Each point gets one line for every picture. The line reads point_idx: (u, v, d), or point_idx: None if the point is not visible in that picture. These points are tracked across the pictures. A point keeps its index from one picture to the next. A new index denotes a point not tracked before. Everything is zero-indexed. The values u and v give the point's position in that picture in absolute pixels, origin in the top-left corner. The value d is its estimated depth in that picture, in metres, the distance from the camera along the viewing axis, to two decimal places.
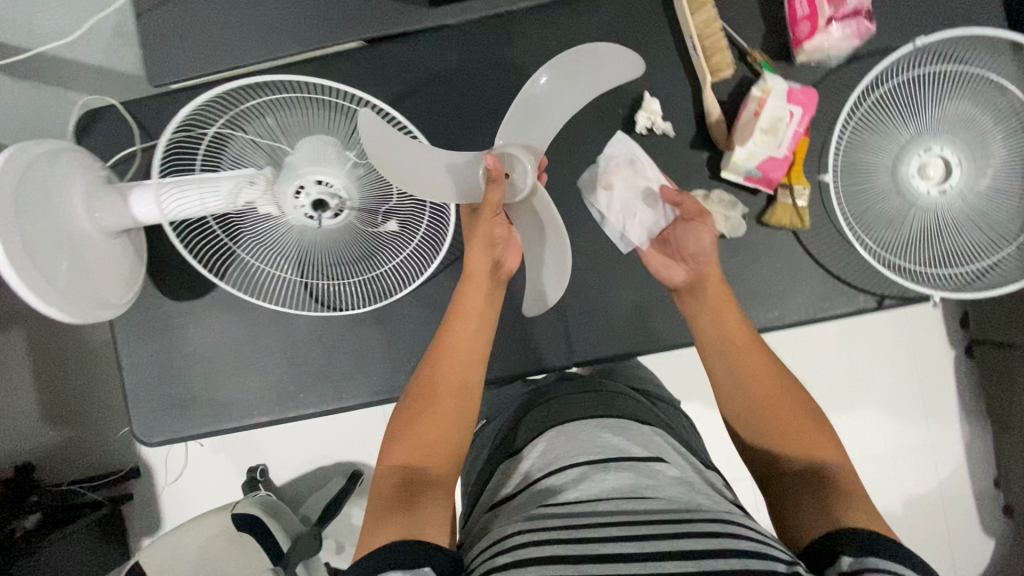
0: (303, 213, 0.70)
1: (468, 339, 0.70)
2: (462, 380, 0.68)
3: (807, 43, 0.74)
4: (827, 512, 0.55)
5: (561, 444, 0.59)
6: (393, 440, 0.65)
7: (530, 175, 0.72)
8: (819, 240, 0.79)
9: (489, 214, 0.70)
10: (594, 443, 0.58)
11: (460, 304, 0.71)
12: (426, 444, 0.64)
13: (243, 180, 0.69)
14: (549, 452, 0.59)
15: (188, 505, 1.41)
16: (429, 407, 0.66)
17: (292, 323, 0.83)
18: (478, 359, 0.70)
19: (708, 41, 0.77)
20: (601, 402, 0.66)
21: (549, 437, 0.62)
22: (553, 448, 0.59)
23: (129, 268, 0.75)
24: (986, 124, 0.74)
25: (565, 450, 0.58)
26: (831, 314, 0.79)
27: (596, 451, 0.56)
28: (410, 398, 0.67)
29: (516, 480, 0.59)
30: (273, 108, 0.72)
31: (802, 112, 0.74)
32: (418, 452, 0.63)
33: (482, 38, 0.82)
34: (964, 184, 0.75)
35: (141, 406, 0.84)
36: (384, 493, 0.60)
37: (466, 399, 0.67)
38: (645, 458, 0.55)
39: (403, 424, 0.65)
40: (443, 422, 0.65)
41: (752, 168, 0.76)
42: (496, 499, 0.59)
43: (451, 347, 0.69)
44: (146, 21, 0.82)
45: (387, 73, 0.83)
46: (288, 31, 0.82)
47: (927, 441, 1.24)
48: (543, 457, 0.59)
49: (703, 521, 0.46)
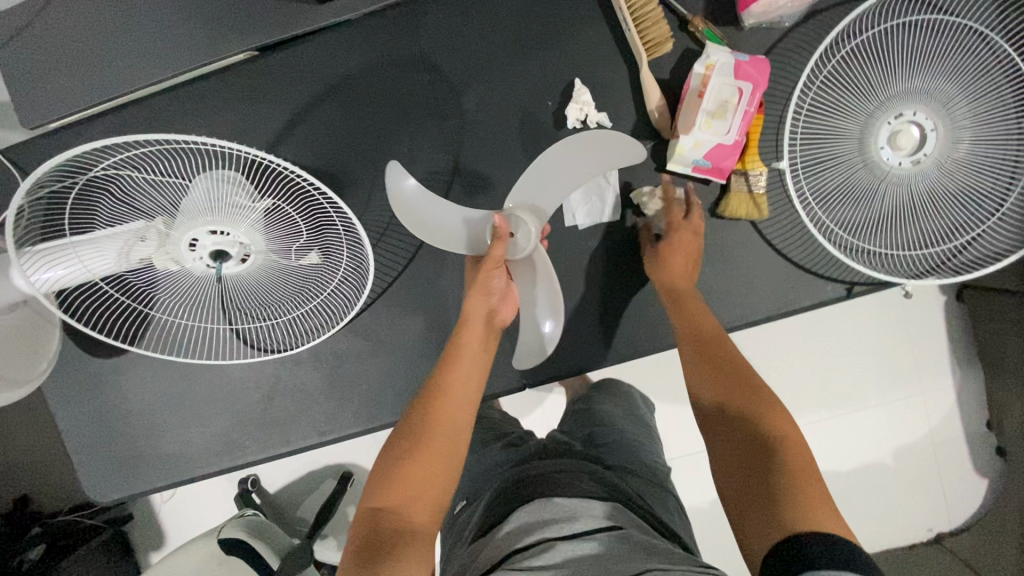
0: (204, 264, 0.64)
1: (456, 380, 0.62)
2: (449, 424, 0.59)
3: (754, 6, 0.63)
4: (776, 512, 0.45)
5: (530, 517, 0.50)
6: (373, 481, 0.57)
7: (534, 236, 0.64)
8: (780, 228, 0.71)
9: (490, 266, 0.64)
10: (572, 509, 0.50)
11: (456, 350, 0.64)
12: (409, 490, 0.55)
13: (129, 238, 0.60)
14: (517, 530, 0.50)
15: (186, 519, 1.44)
16: (414, 450, 0.57)
17: (226, 370, 0.78)
18: (471, 403, 0.62)
19: (641, 11, 0.67)
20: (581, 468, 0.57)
21: (523, 509, 0.52)
22: (523, 522, 0.50)
23: (37, 336, 0.70)
24: (964, 80, 0.65)
25: (535, 520, 0.50)
26: (796, 307, 0.73)
27: (558, 523, 0.48)
28: (397, 437, 0.59)
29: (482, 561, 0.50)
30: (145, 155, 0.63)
31: (752, 88, 0.64)
32: (401, 494, 0.55)
33: (386, 32, 0.72)
34: (940, 152, 0.65)
35: (89, 466, 0.81)
36: (358, 540, 0.52)
37: (455, 442, 0.59)
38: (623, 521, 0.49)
39: (386, 464, 0.57)
40: (427, 464, 0.57)
41: (699, 158, 0.67)
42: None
43: (442, 386, 0.62)
44: (9, 55, 0.73)
45: (285, 84, 0.74)
46: (165, 48, 0.72)
47: (917, 390, 1.14)
48: (510, 536, 0.50)
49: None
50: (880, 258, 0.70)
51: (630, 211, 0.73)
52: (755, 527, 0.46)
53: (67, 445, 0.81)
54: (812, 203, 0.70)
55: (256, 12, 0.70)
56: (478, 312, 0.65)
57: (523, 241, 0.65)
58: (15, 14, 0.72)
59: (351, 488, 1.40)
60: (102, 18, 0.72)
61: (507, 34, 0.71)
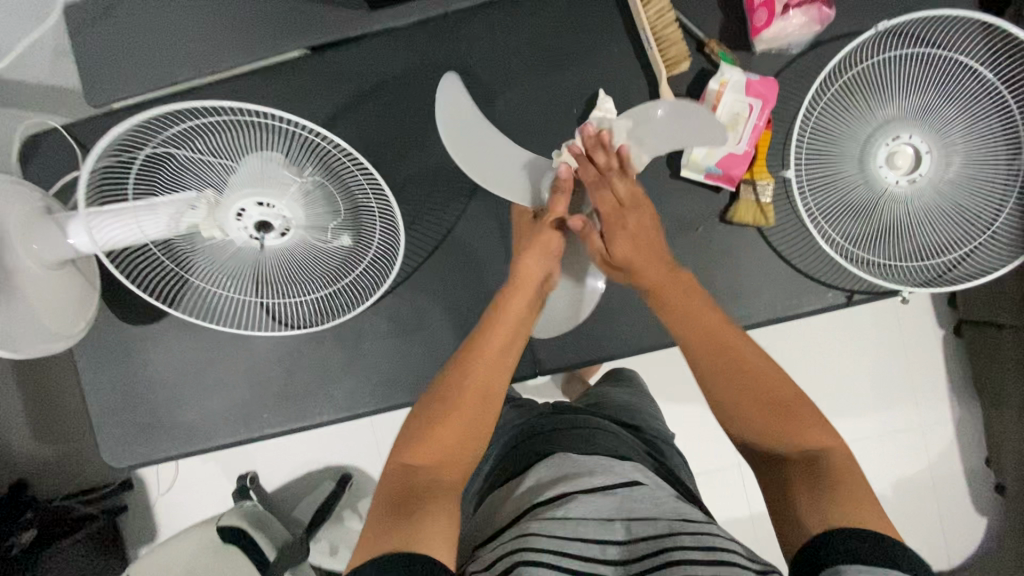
0: (247, 235, 0.69)
1: (490, 354, 0.65)
2: (479, 395, 0.63)
3: (765, 32, 0.70)
4: (814, 513, 0.48)
5: (548, 474, 0.58)
6: (405, 440, 0.61)
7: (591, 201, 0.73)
8: (786, 236, 0.76)
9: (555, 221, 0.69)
10: (576, 466, 0.58)
11: (499, 320, 0.67)
12: (440, 454, 0.59)
13: (183, 206, 0.66)
14: (539, 485, 0.58)
15: (182, 514, 1.41)
16: (444, 418, 0.61)
17: (253, 343, 0.82)
18: (504, 375, 0.65)
19: (662, 32, 0.73)
20: (591, 436, 0.63)
21: (539, 470, 0.59)
22: (542, 480, 0.58)
23: (79, 297, 0.74)
24: (958, 108, 0.71)
25: (555, 476, 0.57)
26: (799, 311, 0.77)
27: (573, 476, 0.56)
28: (431, 402, 0.62)
29: (506, 509, 0.58)
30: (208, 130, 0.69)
31: (761, 104, 0.71)
32: (434, 455, 0.59)
33: (429, 40, 0.79)
34: (933, 173, 0.71)
35: (107, 432, 0.83)
36: (390, 493, 0.56)
37: (485, 409, 0.63)
38: (632, 482, 0.56)
39: (420, 424, 0.61)
40: (458, 428, 0.61)
41: (712, 166, 0.73)
42: (487, 534, 0.58)
43: (477, 357, 0.65)
44: (82, 40, 0.79)
45: (332, 80, 0.80)
46: (225, 42, 0.78)
47: (914, 422, 1.21)
48: (533, 490, 0.57)
49: (691, 538, 0.48)
50: (881, 267, 0.74)
51: None
52: (796, 523, 0.48)
53: (88, 410, 0.83)
54: (815, 214, 0.74)
55: (314, 20, 0.78)
56: (537, 271, 0.70)
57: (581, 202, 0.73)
58: (93, 5, 0.79)
59: (349, 490, 1.40)
60: (168, 11, 0.79)
61: (538, 47, 0.78)
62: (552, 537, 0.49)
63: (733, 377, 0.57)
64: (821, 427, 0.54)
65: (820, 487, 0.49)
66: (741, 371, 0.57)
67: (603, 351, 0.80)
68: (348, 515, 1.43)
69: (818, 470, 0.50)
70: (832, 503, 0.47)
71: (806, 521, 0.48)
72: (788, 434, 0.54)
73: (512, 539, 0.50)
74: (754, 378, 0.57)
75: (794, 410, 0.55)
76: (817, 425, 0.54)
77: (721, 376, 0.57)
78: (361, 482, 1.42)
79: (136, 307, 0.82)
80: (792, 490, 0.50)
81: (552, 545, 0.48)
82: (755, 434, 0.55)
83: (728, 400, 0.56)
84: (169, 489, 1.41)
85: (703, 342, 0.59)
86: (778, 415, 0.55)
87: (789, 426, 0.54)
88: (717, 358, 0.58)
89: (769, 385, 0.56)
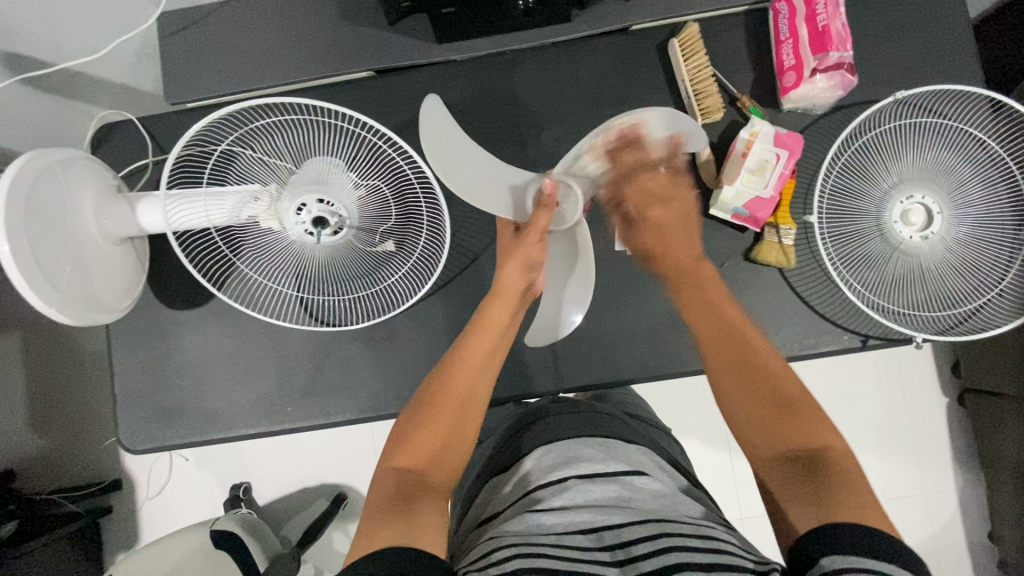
0: (303, 229, 0.72)
1: (474, 358, 0.68)
2: (468, 399, 0.66)
3: (792, 92, 0.78)
4: (823, 504, 0.50)
5: (544, 461, 0.66)
6: (397, 444, 0.62)
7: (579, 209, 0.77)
8: (805, 278, 0.81)
9: (534, 236, 0.74)
10: (579, 456, 0.65)
11: (485, 324, 0.71)
12: (430, 454, 0.61)
13: (248, 196, 0.71)
14: (538, 468, 0.66)
15: (167, 522, 1.35)
16: (435, 419, 0.63)
17: (286, 336, 0.84)
18: (487, 380, 0.68)
19: (700, 84, 0.81)
20: (592, 422, 0.72)
21: (537, 454, 0.68)
22: (541, 463, 0.66)
23: (130, 275, 0.78)
24: (964, 175, 0.78)
25: (552, 463, 0.65)
26: (815, 350, 0.81)
27: (585, 463, 0.63)
28: (421, 407, 0.65)
29: (506, 491, 0.66)
30: (283, 129, 0.77)
31: (788, 155, 0.76)
32: (426, 457, 0.61)
33: (486, 73, 0.86)
34: (944, 232, 0.77)
35: (128, 413, 0.84)
36: (385, 495, 0.57)
37: (472, 412, 0.66)
38: (626, 472, 0.62)
39: (409, 429, 0.63)
40: (451, 429, 0.63)
41: (739, 207, 0.79)
42: (487, 514, 0.64)
43: (462, 359, 0.68)
44: (169, 44, 0.86)
45: (394, 101, 0.87)
46: (298, 58, 0.85)
47: (917, 486, 1.22)
48: (532, 473, 0.65)
49: (690, 537, 0.51)
50: (897, 314, 0.78)
51: None
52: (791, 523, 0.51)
53: (114, 388, 0.84)
54: (836, 262, 0.79)
55: (382, 45, 0.84)
56: (517, 281, 0.74)
57: (568, 211, 0.78)
58: (183, 13, 0.86)
59: (342, 512, 1.33)
60: (250, 25, 0.85)
61: (584, 89, 0.85)
62: (550, 538, 0.54)
63: (754, 384, 0.62)
64: (822, 430, 0.57)
65: (819, 485, 0.52)
66: (751, 380, 0.62)
67: (623, 375, 0.83)
68: (337, 538, 1.35)
69: (819, 470, 0.53)
70: (825, 498, 0.51)
71: (797, 520, 0.51)
72: (791, 435, 0.57)
73: (515, 535, 0.55)
74: (758, 372, 0.62)
75: (800, 408, 0.59)
76: (820, 427, 0.57)
77: (734, 385, 0.63)
78: (356, 504, 1.35)
79: (177, 292, 0.85)
80: (782, 492, 0.54)
81: (555, 541, 0.53)
82: (759, 437, 0.59)
83: (735, 397, 0.62)
84: (160, 491, 1.36)
85: (721, 355, 0.65)
86: (789, 415, 0.59)
87: (794, 430, 0.58)
88: (732, 361, 0.64)
89: (775, 382, 0.61)
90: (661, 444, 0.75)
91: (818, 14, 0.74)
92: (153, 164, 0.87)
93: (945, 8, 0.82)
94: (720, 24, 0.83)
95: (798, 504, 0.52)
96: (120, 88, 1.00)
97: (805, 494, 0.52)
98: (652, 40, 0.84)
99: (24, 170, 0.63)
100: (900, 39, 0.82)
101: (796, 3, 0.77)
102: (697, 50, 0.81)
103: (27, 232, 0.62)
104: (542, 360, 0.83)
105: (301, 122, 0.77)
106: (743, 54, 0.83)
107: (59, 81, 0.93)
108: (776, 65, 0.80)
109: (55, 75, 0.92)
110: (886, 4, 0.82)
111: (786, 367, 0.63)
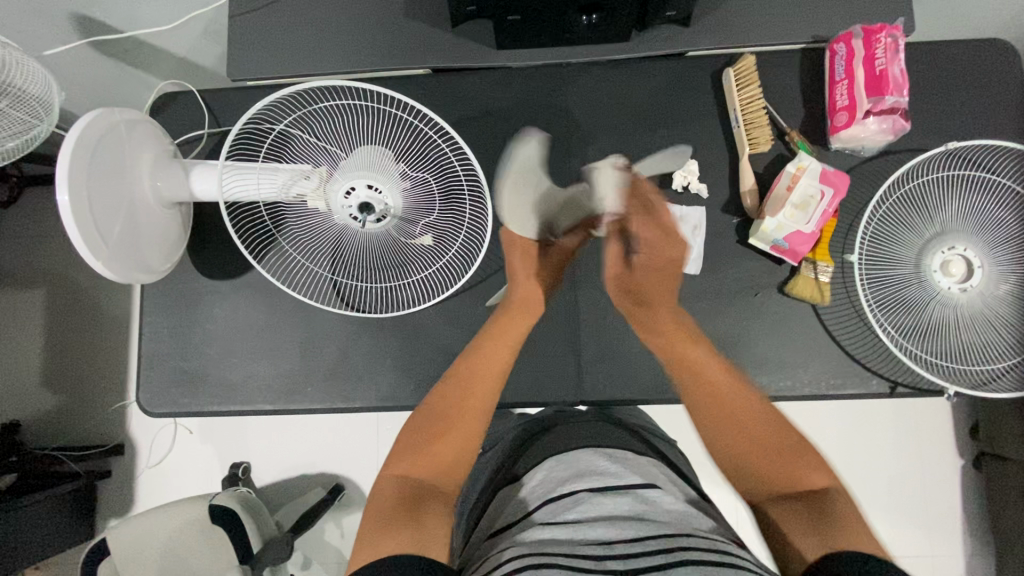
0: (349, 213, 0.75)
1: (490, 363, 0.69)
2: (480, 406, 0.66)
3: (843, 131, 0.79)
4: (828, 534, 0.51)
5: (558, 470, 0.65)
6: (409, 450, 0.62)
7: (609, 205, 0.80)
8: (837, 317, 0.81)
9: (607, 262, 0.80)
10: (593, 469, 0.63)
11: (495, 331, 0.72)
12: (441, 463, 0.62)
13: (299, 174, 0.74)
14: (549, 480, 0.65)
15: (161, 495, 1.29)
16: (451, 428, 0.64)
17: (315, 316, 0.85)
18: (495, 389, 0.68)
19: (750, 116, 0.82)
20: (605, 431, 0.71)
21: (548, 465, 0.67)
22: (553, 474, 0.65)
23: (175, 239, 0.79)
24: (1006, 232, 0.78)
25: (562, 476, 0.64)
26: (843, 391, 0.80)
27: (597, 477, 0.62)
28: (430, 421, 0.64)
29: (516, 501, 0.65)
30: (351, 113, 0.80)
31: (833, 193, 0.76)
32: (424, 464, 0.61)
33: (540, 83, 0.87)
34: (983, 286, 0.77)
35: (150, 374, 0.85)
36: (387, 501, 0.57)
37: (473, 423, 0.65)
38: (638, 485, 0.61)
39: (416, 438, 0.63)
40: (465, 434, 0.64)
41: (779, 239, 0.78)
42: (498, 525, 0.63)
43: (472, 367, 0.69)
44: (235, 22, 0.87)
45: (447, 100, 0.88)
46: (359, 47, 0.86)
47: (925, 546, 1.18)
48: (545, 484, 0.65)
49: (705, 552, 0.51)
50: (931, 364, 0.77)
51: (709, 269, 0.82)
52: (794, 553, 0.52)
53: (141, 348, 0.85)
54: (872, 306, 0.79)
55: (442, 45, 0.85)
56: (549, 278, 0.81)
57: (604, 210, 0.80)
58: None
59: (338, 503, 1.27)
60: (315, 9, 0.86)
61: (635, 108, 0.86)
62: (563, 549, 0.52)
63: (734, 440, 0.63)
64: (807, 466, 0.59)
65: (820, 519, 0.53)
66: (741, 431, 0.63)
67: (646, 393, 0.82)
68: (327, 529, 1.29)
69: (825, 505, 0.55)
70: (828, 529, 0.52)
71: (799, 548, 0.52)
72: (778, 475, 0.59)
73: (528, 544, 0.54)
74: (756, 426, 0.63)
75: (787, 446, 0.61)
76: (811, 468, 0.59)
77: (721, 440, 0.64)
78: (351, 497, 1.29)
79: (214, 262, 0.86)
80: (784, 522, 0.55)
81: (568, 552, 0.52)
82: (753, 482, 0.61)
83: (721, 440, 0.64)
84: (160, 460, 1.30)
85: (716, 411, 0.66)
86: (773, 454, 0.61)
87: (785, 473, 0.59)
88: (726, 413, 0.65)
89: (772, 436, 0.62)
90: (675, 462, 0.74)
91: (876, 58, 0.76)
92: (209, 135, 0.89)
93: (1001, 68, 0.82)
94: (775, 61, 0.85)
95: (804, 533, 0.53)
96: (180, 59, 1.02)
97: (806, 524, 0.53)
98: (708, 68, 0.85)
99: (94, 123, 0.65)
100: (953, 92, 0.82)
101: (855, 46, 0.78)
102: (752, 81, 0.82)
103: (88, 186, 0.64)
104: (564, 370, 0.83)
105: (370, 107, 0.80)
106: (796, 93, 0.84)
107: (127, 47, 0.96)
108: (828, 105, 0.81)
109: (125, 40, 0.94)
110: (942, 57, 0.83)
111: (779, 421, 0.64)
